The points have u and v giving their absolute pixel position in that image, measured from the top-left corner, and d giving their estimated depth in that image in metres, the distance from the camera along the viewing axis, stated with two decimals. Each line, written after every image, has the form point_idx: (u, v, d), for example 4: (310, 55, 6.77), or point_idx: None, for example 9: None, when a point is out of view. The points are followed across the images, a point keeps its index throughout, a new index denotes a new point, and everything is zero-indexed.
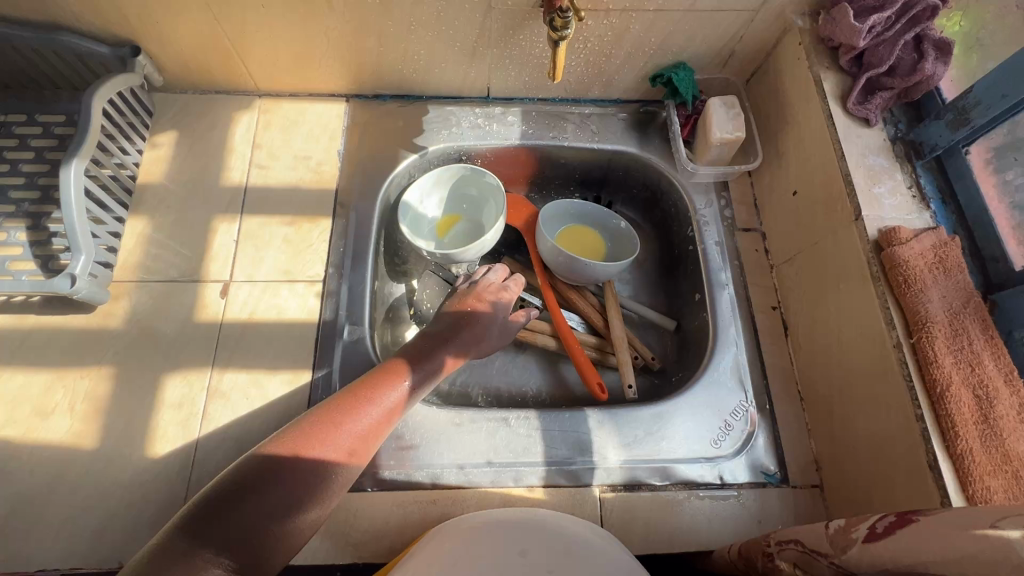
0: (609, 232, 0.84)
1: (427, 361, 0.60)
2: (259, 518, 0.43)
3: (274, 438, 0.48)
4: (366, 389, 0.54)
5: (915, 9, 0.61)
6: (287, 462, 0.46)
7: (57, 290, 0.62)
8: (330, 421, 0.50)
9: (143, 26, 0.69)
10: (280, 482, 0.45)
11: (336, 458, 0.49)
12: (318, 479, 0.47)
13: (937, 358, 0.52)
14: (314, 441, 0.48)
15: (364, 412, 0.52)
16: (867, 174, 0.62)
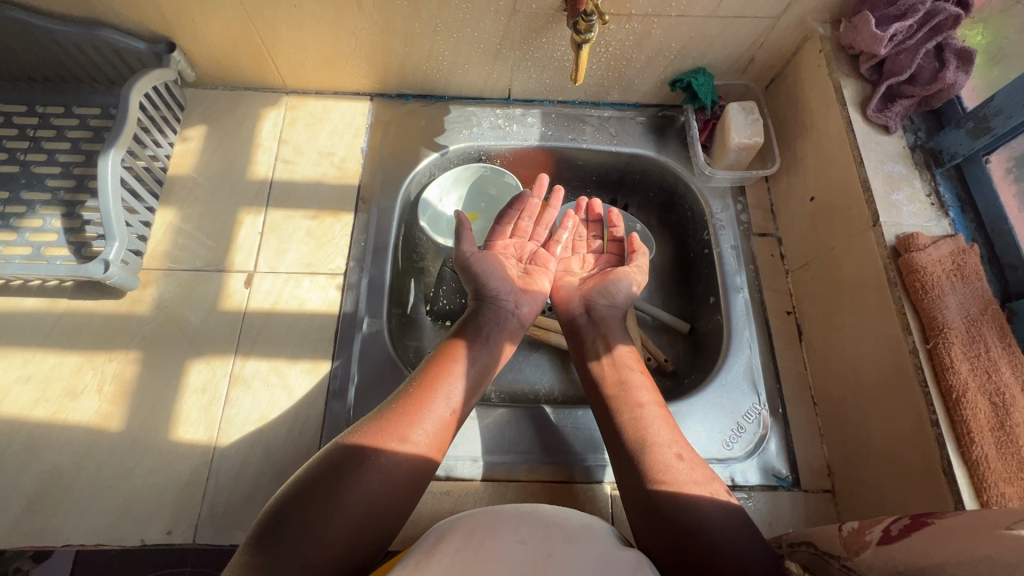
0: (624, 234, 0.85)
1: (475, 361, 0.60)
2: (348, 511, 0.46)
3: (348, 436, 0.51)
4: (412, 400, 0.54)
5: (937, 18, 0.61)
6: (341, 487, 0.46)
7: (91, 275, 0.64)
8: (399, 417, 0.52)
9: (179, 24, 0.71)
10: (343, 510, 0.45)
11: (397, 475, 0.49)
12: (380, 500, 0.47)
13: (953, 364, 0.52)
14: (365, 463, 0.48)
15: (416, 425, 0.52)
16: (886, 181, 0.62)
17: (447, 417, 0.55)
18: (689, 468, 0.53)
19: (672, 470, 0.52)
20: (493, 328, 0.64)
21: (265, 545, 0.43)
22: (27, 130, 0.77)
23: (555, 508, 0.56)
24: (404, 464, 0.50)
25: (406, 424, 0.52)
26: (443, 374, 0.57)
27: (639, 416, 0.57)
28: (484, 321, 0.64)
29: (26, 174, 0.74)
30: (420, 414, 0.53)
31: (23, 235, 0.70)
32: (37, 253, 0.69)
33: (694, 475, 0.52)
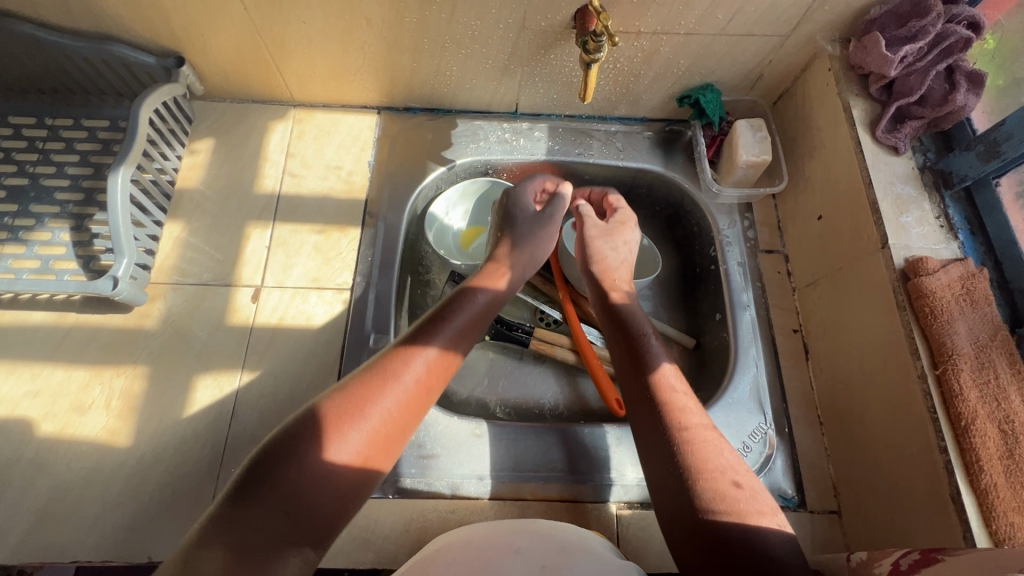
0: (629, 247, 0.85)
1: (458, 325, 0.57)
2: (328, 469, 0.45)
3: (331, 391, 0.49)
4: (399, 356, 0.52)
5: (948, 40, 0.60)
6: (307, 457, 0.44)
7: (99, 291, 0.64)
8: (386, 373, 0.50)
9: (189, 39, 0.71)
10: (309, 479, 0.44)
11: (367, 441, 0.47)
12: (350, 470, 0.46)
13: (962, 391, 0.52)
14: (332, 431, 0.46)
15: (389, 392, 0.49)
16: (895, 203, 0.62)
17: (424, 383, 0.52)
18: (742, 493, 0.49)
19: (721, 496, 0.48)
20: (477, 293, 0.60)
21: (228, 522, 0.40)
22: (36, 143, 0.77)
23: (549, 522, 0.55)
24: (374, 431, 0.47)
25: (378, 390, 0.49)
26: (425, 342, 0.53)
27: (688, 441, 0.52)
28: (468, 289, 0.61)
29: (35, 187, 0.74)
30: (394, 380, 0.50)
31: (31, 248, 0.70)
32: (46, 266, 0.69)
33: (748, 500, 0.48)
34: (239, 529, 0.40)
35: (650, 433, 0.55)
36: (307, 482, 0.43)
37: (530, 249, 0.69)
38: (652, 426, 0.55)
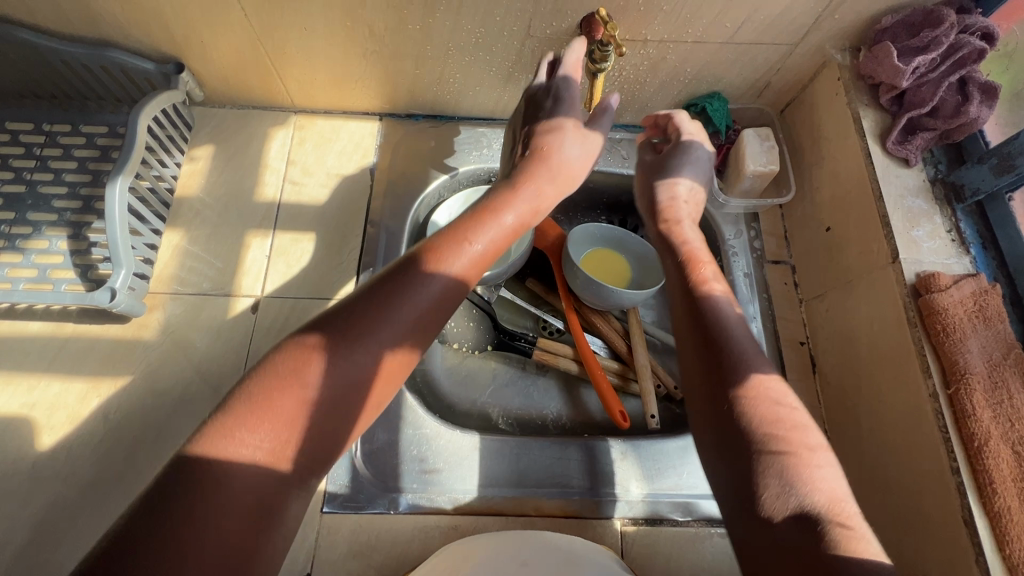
0: (631, 254, 0.83)
1: (455, 271, 0.48)
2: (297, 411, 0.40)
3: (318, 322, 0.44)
4: (389, 287, 0.45)
5: (961, 52, 0.59)
6: (256, 426, 0.38)
7: (97, 303, 0.63)
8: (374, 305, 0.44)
9: (189, 46, 0.70)
10: (259, 453, 0.38)
11: (325, 403, 0.41)
12: (319, 414, 0.40)
13: (975, 412, 0.51)
14: (285, 398, 0.40)
15: (365, 342, 0.43)
16: (906, 216, 0.61)
17: (401, 339, 0.44)
18: (817, 478, 0.41)
19: (783, 486, 0.41)
20: (478, 232, 0.51)
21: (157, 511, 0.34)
22: (34, 149, 0.76)
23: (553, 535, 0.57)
24: (335, 394, 0.41)
25: (338, 345, 0.42)
26: (405, 289, 0.45)
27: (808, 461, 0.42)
28: (464, 226, 0.52)
29: (32, 195, 0.73)
30: (363, 333, 0.43)
31: (28, 257, 0.69)
32: (43, 276, 0.68)
33: (819, 485, 0.41)
34: (173, 517, 0.34)
35: (711, 400, 0.47)
36: (262, 458, 0.38)
37: (545, 171, 0.59)
38: (731, 414, 0.45)
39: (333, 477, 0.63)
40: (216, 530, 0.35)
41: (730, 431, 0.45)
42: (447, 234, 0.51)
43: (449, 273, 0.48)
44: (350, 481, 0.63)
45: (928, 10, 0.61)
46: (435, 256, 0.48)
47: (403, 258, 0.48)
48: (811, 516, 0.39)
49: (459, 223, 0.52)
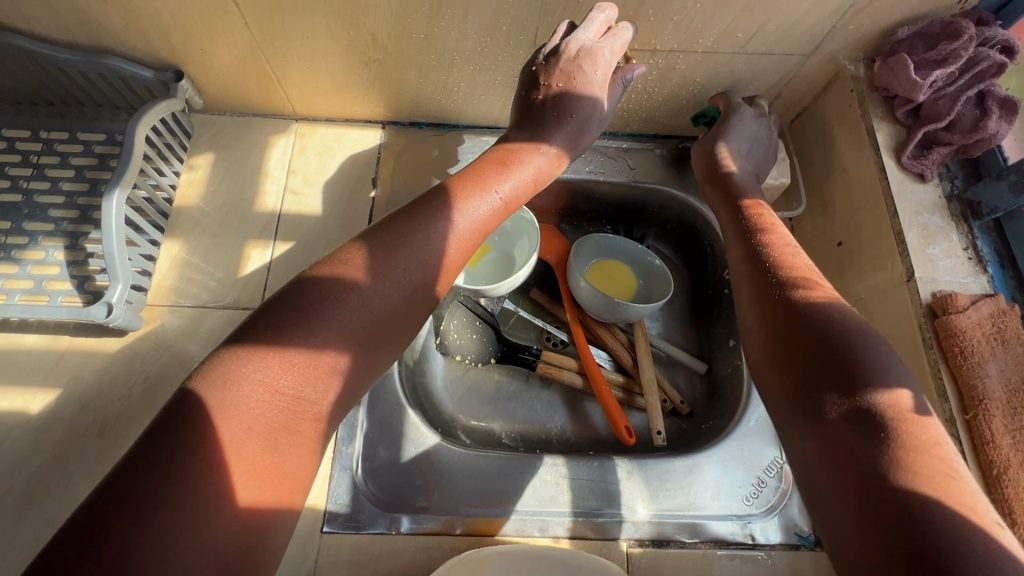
0: (622, 253, 0.82)
1: (477, 213, 0.52)
2: (311, 352, 0.41)
3: (321, 271, 0.44)
4: (397, 230, 0.48)
5: (981, 65, 0.58)
6: (290, 343, 0.40)
7: (93, 317, 0.62)
8: (384, 246, 0.46)
9: (188, 54, 0.69)
10: (293, 373, 0.40)
11: (366, 324, 0.44)
12: (332, 357, 0.42)
13: (994, 439, 0.49)
14: (318, 314, 0.42)
15: (372, 284, 0.45)
16: (921, 233, 0.60)
17: (430, 262, 0.48)
18: (884, 383, 0.41)
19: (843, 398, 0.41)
20: (495, 177, 0.55)
21: (178, 432, 0.35)
22: (30, 156, 0.74)
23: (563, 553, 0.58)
24: (372, 312, 0.44)
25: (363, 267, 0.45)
26: (428, 219, 0.49)
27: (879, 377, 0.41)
28: (480, 172, 0.55)
29: (28, 204, 0.72)
30: (391, 256, 0.46)
31: (24, 268, 0.68)
32: (39, 287, 0.67)
33: (887, 389, 0.40)
34: (191, 433, 0.36)
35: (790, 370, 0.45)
36: (294, 385, 0.40)
37: (568, 127, 0.60)
38: (795, 350, 0.45)
39: (334, 495, 0.62)
40: (247, 447, 0.37)
41: (792, 372, 0.44)
42: (451, 185, 0.53)
43: (471, 214, 0.52)
44: (350, 500, 0.62)
45: (945, 23, 0.59)
46: (454, 196, 0.52)
47: (421, 195, 0.52)
48: (874, 423, 0.39)
49: (475, 169, 0.56)
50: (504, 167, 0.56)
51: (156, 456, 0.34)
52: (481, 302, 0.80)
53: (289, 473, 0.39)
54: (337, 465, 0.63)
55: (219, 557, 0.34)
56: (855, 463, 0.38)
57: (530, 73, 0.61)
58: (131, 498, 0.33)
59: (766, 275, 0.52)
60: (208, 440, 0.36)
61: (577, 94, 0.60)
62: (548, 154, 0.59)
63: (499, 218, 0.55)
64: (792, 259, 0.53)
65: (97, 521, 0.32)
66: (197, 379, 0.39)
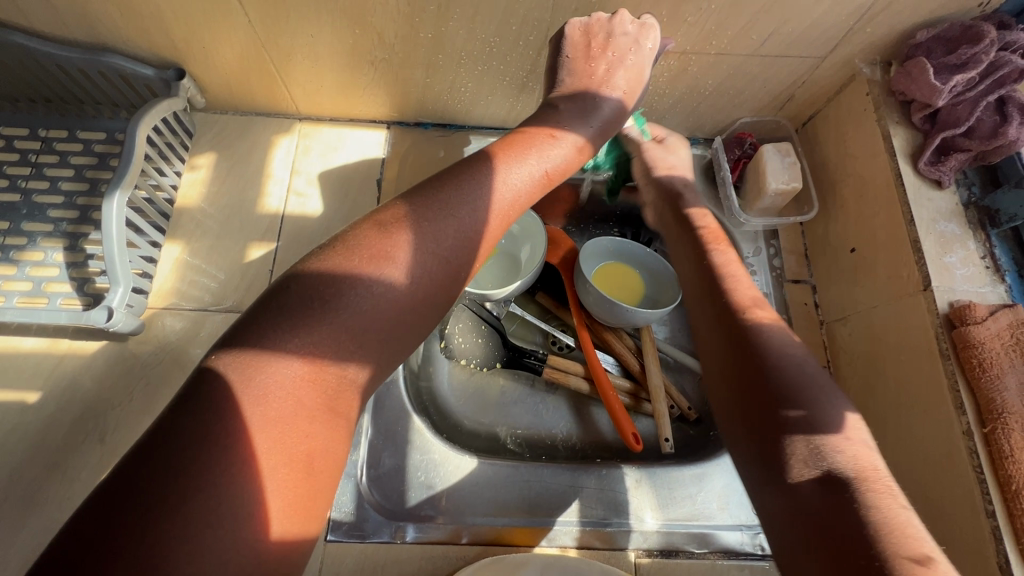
0: (600, 253, 0.80)
1: (517, 184, 0.49)
2: (343, 329, 0.38)
3: (330, 255, 0.41)
4: (442, 188, 0.46)
5: (1002, 70, 0.57)
6: (335, 317, 0.38)
7: (93, 322, 0.61)
8: (429, 207, 0.44)
9: (191, 52, 0.68)
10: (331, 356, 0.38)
11: (389, 311, 0.40)
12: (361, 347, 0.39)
13: (1014, 453, 0.49)
14: (360, 288, 0.39)
15: (406, 249, 0.42)
16: (938, 241, 0.59)
17: (465, 235, 0.45)
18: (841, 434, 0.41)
19: (808, 448, 0.41)
20: (541, 149, 0.52)
21: (202, 424, 0.33)
22: (28, 155, 0.73)
23: (570, 561, 0.58)
24: (397, 296, 0.41)
25: (390, 242, 0.42)
26: (464, 188, 0.46)
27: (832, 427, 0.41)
28: (523, 142, 0.52)
29: (26, 204, 0.70)
30: (434, 228, 0.43)
31: (22, 270, 0.67)
32: (37, 289, 0.66)
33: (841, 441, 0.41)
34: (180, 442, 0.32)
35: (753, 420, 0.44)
36: (335, 362, 0.38)
37: (611, 107, 0.58)
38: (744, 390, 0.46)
39: (338, 504, 0.61)
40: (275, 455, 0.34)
41: (751, 415, 0.45)
42: (493, 147, 0.51)
43: (513, 183, 0.49)
44: (355, 508, 0.61)
45: (966, 26, 0.58)
46: (496, 164, 0.49)
47: (463, 158, 0.49)
48: (839, 479, 0.38)
49: (517, 137, 0.53)
50: (552, 138, 0.53)
51: (175, 452, 0.32)
52: (486, 306, 0.78)
53: (319, 464, 0.36)
54: (341, 473, 0.62)
55: (250, 551, 0.32)
56: (824, 523, 0.37)
57: (578, 38, 0.59)
58: (149, 497, 0.31)
59: (719, 302, 0.52)
60: (236, 428, 0.34)
61: (618, 73, 0.59)
62: (582, 140, 0.55)
63: (539, 193, 0.52)
64: (749, 287, 0.53)
65: (115, 526, 0.30)
66: (224, 361, 0.36)
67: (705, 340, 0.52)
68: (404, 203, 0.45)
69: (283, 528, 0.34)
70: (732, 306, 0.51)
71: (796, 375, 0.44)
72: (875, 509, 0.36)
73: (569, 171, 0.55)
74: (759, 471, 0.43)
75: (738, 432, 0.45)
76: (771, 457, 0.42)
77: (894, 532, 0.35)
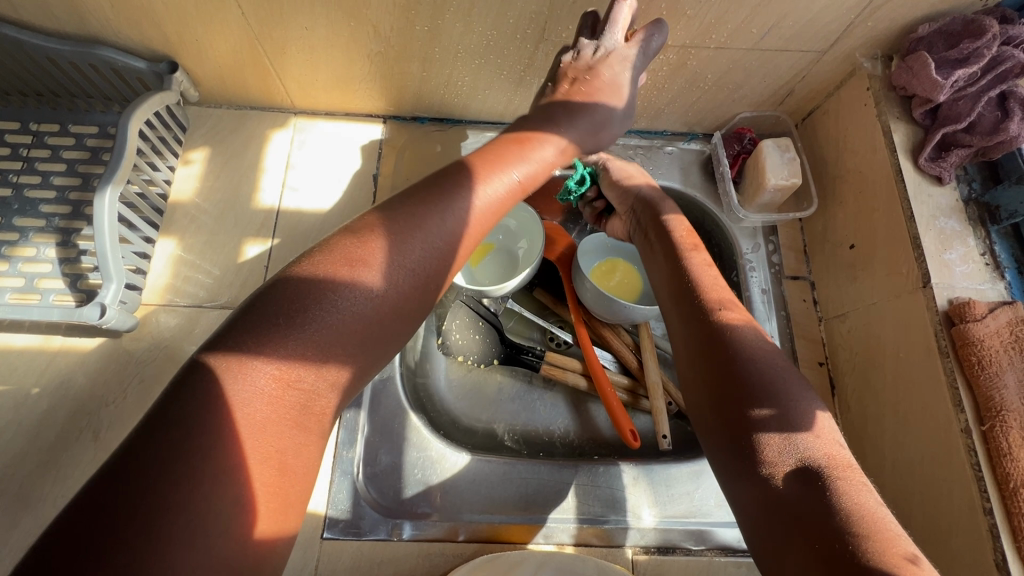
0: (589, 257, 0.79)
1: (484, 196, 0.49)
2: (314, 341, 0.38)
3: (305, 266, 0.40)
4: (414, 199, 0.45)
5: (1004, 64, 0.57)
6: (302, 332, 0.37)
7: (86, 319, 0.60)
8: (402, 218, 0.44)
9: (184, 45, 0.67)
10: (296, 372, 0.37)
11: (352, 325, 0.39)
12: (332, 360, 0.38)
13: (1012, 451, 0.49)
14: (327, 301, 0.39)
15: (378, 260, 0.41)
16: (938, 238, 0.58)
17: (431, 244, 0.44)
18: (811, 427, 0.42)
19: (782, 443, 0.41)
20: (514, 159, 0.52)
21: (195, 421, 0.33)
22: (20, 150, 0.72)
23: (566, 558, 0.57)
24: (362, 305, 0.40)
25: (368, 252, 0.41)
26: (424, 203, 0.45)
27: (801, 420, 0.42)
28: (480, 158, 0.51)
29: (18, 199, 0.69)
30: (401, 236, 0.43)
31: (14, 266, 0.66)
32: (29, 285, 0.65)
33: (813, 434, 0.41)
34: (168, 445, 0.32)
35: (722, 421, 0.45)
36: (305, 376, 0.37)
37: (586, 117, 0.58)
38: (715, 384, 0.46)
39: (334, 501, 0.61)
40: (261, 457, 0.34)
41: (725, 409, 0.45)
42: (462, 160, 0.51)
43: (486, 196, 0.49)
44: (351, 506, 0.61)
45: (968, 19, 0.57)
46: (459, 177, 0.48)
47: (443, 168, 0.49)
48: (811, 471, 0.39)
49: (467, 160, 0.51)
50: (523, 148, 0.53)
51: (165, 449, 0.32)
52: (483, 302, 0.78)
53: (297, 469, 0.36)
54: (337, 470, 0.62)
55: (240, 547, 0.32)
56: (800, 517, 0.37)
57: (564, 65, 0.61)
58: (138, 499, 0.30)
59: (691, 300, 0.52)
60: (226, 426, 0.34)
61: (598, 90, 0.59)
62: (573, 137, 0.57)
63: (513, 201, 0.52)
64: (716, 283, 0.54)
65: (109, 523, 0.29)
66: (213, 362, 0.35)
67: (676, 340, 0.52)
68: (368, 217, 0.44)
69: (269, 527, 0.34)
70: (701, 304, 0.51)
71: (767, 374, 0.45)
72: (845, 499, 0.37)
73: (554, 172, 0.56)
74: (733, 469, 0.42)
75: (712, 431, 0.45)
76: (744, 451, 0.42)
77: (868, 524, 0.35)
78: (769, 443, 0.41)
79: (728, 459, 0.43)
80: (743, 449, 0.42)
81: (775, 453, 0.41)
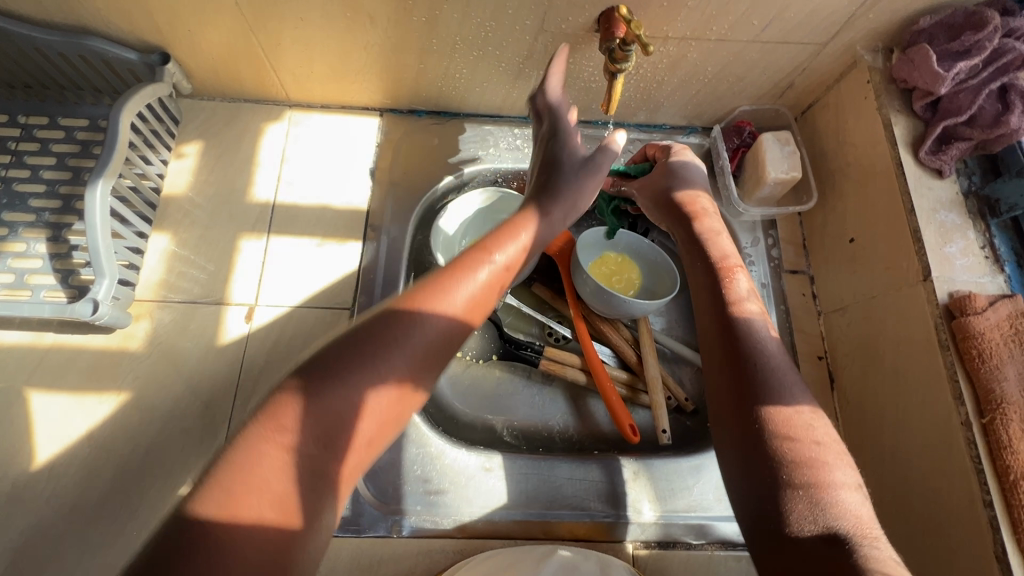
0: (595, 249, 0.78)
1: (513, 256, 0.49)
2: (381, 371, 0.39)
3: (384, 305, 0.42)
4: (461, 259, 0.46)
5: (1006, 57, 0.57)
6: (375, 363, 0.39)
7: (79, 315, 0.59)
8: (453, 273, 0.45)
9: (176, 36, 0.65)
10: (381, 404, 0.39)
11: (428, 350, 0.41)
12: (392, 396, 0.39)
13: (1012, 443, 0.49)
14: (399, 339, 0.40)
15: (448, 300, 0.43)
16: (939, 231, 0.58)
17: (477, 300, 0.45)
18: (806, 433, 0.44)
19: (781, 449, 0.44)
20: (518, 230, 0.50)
21: None
22: (8, 143, 0.71)
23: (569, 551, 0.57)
24: (417, 347, 0.41)
25: (435, 295, 0.43)
26: (483, 252, 0.47)
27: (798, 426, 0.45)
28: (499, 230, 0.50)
29: (7, 193, 0.68)
30: (458, 282, 0.44)
31: (4, 261, 0.65)
32: (20, 281, 0.64)
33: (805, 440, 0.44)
34: None
35: (737, 426, 0.46)
36: (354, 412, 0.38)
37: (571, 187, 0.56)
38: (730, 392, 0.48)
39: None
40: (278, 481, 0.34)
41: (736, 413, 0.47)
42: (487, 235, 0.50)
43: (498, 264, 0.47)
44: (350, 503, 0.60)
45: (969, 12, 0.57)
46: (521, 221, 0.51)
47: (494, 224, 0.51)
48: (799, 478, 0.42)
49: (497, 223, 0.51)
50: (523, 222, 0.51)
51: None
52: None
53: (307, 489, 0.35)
54: None
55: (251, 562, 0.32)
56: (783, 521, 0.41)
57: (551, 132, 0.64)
58: None
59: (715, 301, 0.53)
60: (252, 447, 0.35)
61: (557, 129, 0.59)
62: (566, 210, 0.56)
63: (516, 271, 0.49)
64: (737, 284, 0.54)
65: None
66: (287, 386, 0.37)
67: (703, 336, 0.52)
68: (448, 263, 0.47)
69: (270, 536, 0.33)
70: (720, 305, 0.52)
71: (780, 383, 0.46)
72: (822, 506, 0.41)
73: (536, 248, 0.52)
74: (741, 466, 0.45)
75: (723, 433, 0.47)
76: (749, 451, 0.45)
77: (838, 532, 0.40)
78: (784, 459, 0.43)
79: (735, 460, 0.45)
80: (753, 458, 0.44)
81: (790, 465, 0.43)
